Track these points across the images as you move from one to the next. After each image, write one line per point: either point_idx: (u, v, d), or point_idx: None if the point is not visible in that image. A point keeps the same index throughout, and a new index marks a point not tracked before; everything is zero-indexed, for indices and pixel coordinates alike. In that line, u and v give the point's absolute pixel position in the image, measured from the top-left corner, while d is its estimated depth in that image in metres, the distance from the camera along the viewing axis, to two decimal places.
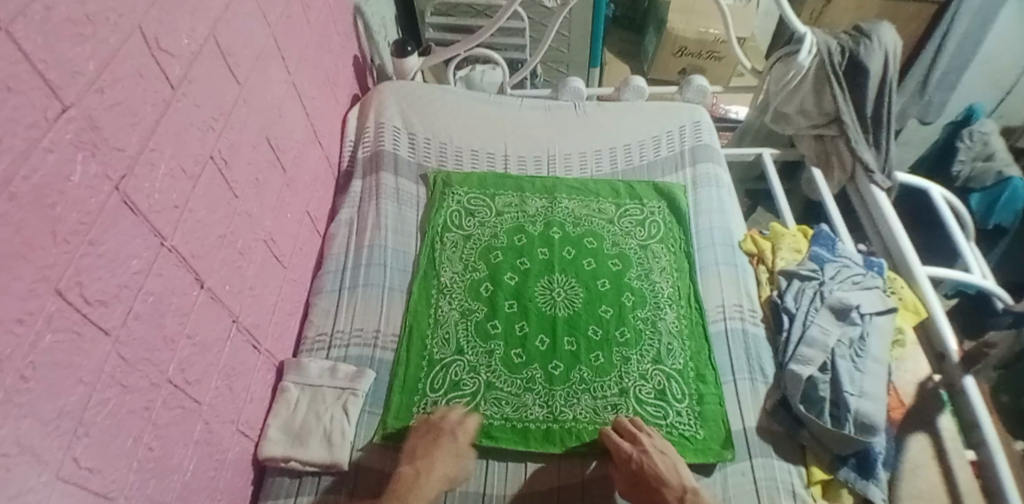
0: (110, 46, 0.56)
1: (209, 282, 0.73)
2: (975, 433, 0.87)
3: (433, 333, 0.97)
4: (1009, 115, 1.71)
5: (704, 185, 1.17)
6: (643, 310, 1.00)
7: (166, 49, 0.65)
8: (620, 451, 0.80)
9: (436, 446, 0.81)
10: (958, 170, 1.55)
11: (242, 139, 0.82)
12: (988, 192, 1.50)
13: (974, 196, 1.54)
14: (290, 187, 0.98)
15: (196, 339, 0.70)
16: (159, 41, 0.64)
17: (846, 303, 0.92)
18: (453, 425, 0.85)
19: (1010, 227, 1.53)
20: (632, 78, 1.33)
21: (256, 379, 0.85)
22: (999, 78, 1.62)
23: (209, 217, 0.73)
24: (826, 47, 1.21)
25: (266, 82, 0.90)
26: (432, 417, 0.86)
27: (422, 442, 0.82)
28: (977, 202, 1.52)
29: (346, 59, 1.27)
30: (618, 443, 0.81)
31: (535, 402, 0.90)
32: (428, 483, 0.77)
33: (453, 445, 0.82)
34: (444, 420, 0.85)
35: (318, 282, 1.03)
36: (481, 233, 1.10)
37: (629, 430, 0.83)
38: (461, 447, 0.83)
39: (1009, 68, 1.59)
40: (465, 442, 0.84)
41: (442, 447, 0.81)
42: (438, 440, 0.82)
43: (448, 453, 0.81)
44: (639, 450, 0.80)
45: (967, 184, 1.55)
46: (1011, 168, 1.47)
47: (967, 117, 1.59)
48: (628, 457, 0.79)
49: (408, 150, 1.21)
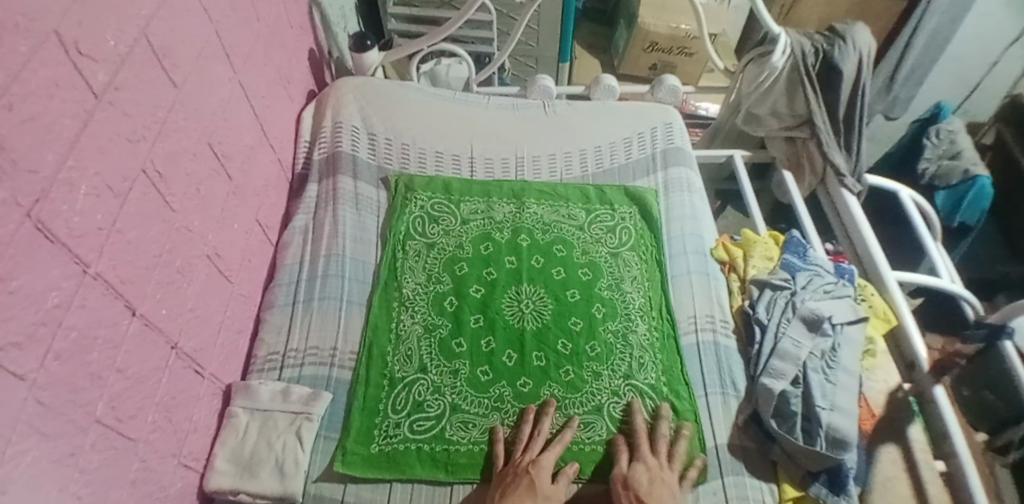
0: (21, 55, 0.48)
1: (142, 309, 0.66)
2: (944, 444, 0.88)
3: (395, 350, 0.92)
4: (975, 111, 1.76)
5: (675, 190, 1.14)
6: (614, 322, 0.97)
7: (88, 53, 0.57)
8: (640, 457, 0.80)
9: (512, 490, 0.75)
10: (923, 168, 1.56)
11: (180, 147, 0.75)
12: (954, 190, 1.51)
13: (939, 194, 1.54)
14: (237, 196, 0.90)
15: (129, 373, 0.63)
16: (80, 45, 0.56)
17: (819, 314, 0.90)
18: (533, 458, 0.80)
19: (974, 226, 1.54)
20: (603, 76, 1.28)
21: (200, 407, 0.78)
22: (965, 77, 1.65)
23: (142, 235, 0.66)
24: (800, 48, 1.19)
25: (208, 82, 0.82)
26: (516, 452, 0.82)
27: (502, 488, 0.77)
28: (943, 200, 1.53)
29: (300, 53, 1.19)
30: (646, 456, 0.80)
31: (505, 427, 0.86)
32: None
33: (531, 486, 0.75)
34: (527, 458, 0.80)
35: (269, 295, 0.97)
36: (445, 241, 1.05)
37: (664, 455, 0.81)
38: (540, 483, 0.76)
39: (973, 66, 1.61)
40: (544, 479, 0.77)
41: (517, 492, 0.75)
42: (516, 482, 0.76)
43: (526, 494, 0.74)
44: (652, 468, 0.79)
45: (932, 181, 1.55)
46: (976, 167, 1.49)
47: (935, 116, 1.61)
48: (639, 474, 0.77)
49: (369, 152, 1.14)
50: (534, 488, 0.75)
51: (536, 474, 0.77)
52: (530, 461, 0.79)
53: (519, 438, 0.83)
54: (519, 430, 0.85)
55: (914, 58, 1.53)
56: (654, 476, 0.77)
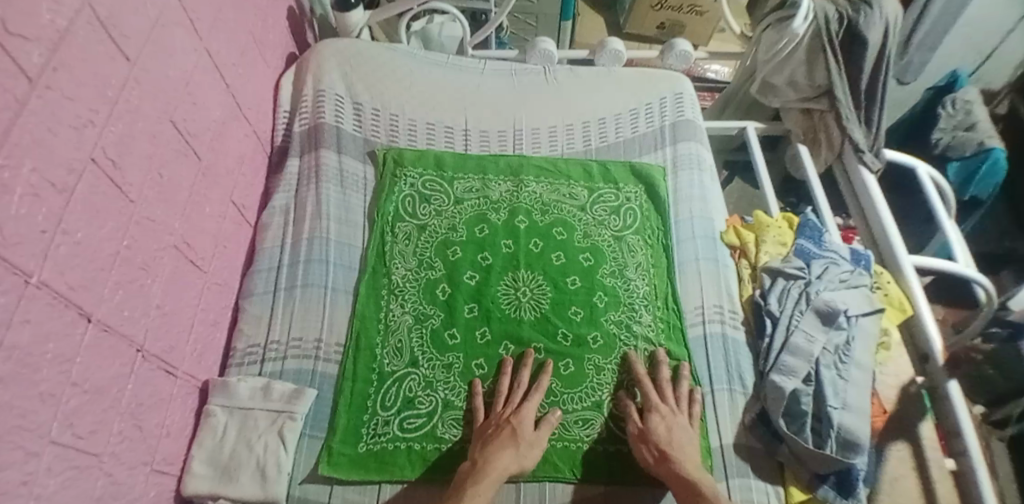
0: None
1: (99, 314, 0.59)
2: (956, 440, 0.85)
3: (384, 343, 0.86)
4: (988, 79, 1.64)
5: (684, 168, 1.06)
6: (616, 312, 0.91)
7: (19, 32, 0.48)
8: (651, 405, 0.80)
9: (493, 440, 0.75)
10: (936, 138, 1.48)
11: (137, 129, 0.66)
12: (967, 162, 1.44)
13: (952, 165, 1.48)
14: (207, 177, 0.82)
15: (85, 387, 0.57)
16: (8, 23, 0.47)
17: (834, 308, 0.85)
18: (515, 408, 0.79)
19: (985, 200, 1.49)
20: (609, 40, 1.17)
21: (173, 410, 0.73)
22: (982, 44, 1.52)
23: (95, 233, 0.59)
24: (823, 13, 1.09)
25: (167, 52, 0.72)
26: (497, 405, 0.81)
27: (483, 437, 0.77)
28: (955, 172, 1.47)
29: (277, 12, 1.07)
30: (657, 403, 0.80)
31: (482, 382, 0.84)
32: (485, 484, 0.70)
33: (513, 436, 0.75)
34: (507, 409, 0.80)
35: (248, 283, 0.90)
36: (437, 222, 0.98)
37: (673, 398, 0.81)
38: (521, 431, 0.76)
39: (990, 34, 1.49)
40: (526, 428, 0.77)
41: (500, 441, 0.74)
42: (498, 433, 0.76)
43: (509, 442, 0.74)
44: (666, 416, 0.79)
45: (945, 152, 1.48)
46: (991, 139, 1.41)
47: (949, 84, 1.50)
48: (655, 424, 0.78)
49: (354, 124, 1.05)
50: (516, 435, 0.75)
51: (517, 423, 0.77)
52: (514, 409, 0.79)
53: (498, 390, 0.82)
54: (497, 383, 0.84)
55: (932, 23, 1.41)
56: (669, 424, 0.78)
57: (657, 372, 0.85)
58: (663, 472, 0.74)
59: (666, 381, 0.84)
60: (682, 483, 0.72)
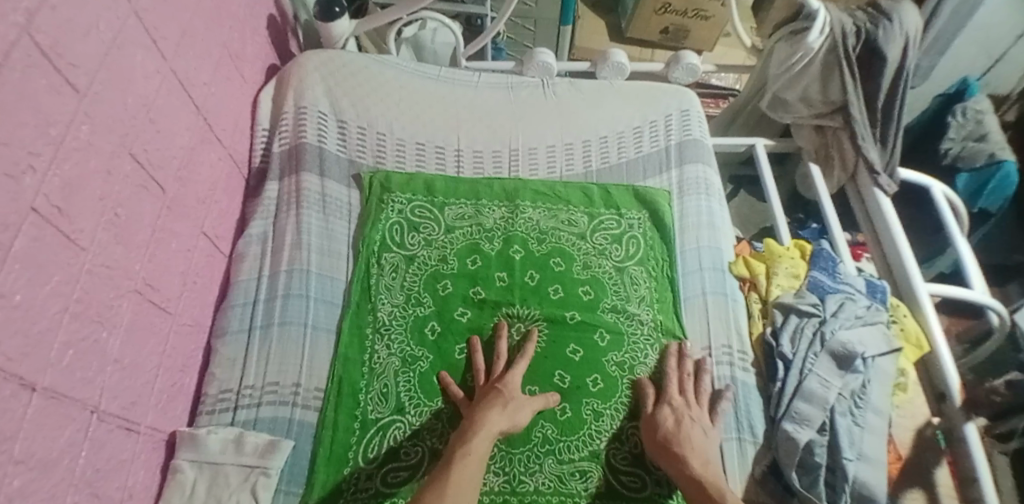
0: None
1: (44, 381, 0.52)
2: (971, 488, 0.79)
3: (368, 387, 0.80)
4: (995, 84, 1.51)
5: (691, 193, 1.00)
6: (619, 352, 0.85)
7: None
8: (665, 397, 0.80)
9: (490, 396, 0.76)
10: (946, 148, 1.36)
11: (88, 169, 0.59)
12: (977, 174, 1.32)
13: (960, 177, 1.35)
14: (173, 210, 0.75)
15: (30, 462, 0.50)
16: None
17: (851, 350, 0.78)
18: (501, 376, 0.79)
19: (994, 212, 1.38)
20: (611, 52, 1.10)
21: (135, 470, 0.67)
22: (990, 48, 1.39)
23: (39, 291, 0.52)
24: (840, 27, 1.02)
25: (124, 78, 0.65)
26: (479, 381, 0.80)
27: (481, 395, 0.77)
28: (965, 184, 1.35)
29: (255, 22, 1.00)
30: (672, 396, 0.79)
31: (454, 377, 0.82)
32: (479, 437, 0.70)
33: (505, 398, 0.75)
34: (493, 378, 0.80)
35: (221, 319, 0.84)
36: (426, 253, 0.92)
37: (691, 392, 0.80)
38: (510, 392, 0.77)
39: (1000, 38, 1.37)
40: (513, 389, 0.77)
41: (489, 401, 0.75)
42: (491, 398, 0.75)
43: (498, 402, 0.75)
44: (679, 409, 0.78)
45: (954, 163, 1.35)
46: (1003, 150, 1.29)
47: (959, 92, 1.40)
48: (664, 416, 0.77)
49: (338, 144, 0.98)
50: (505, 396, 0.76)
51: (503, 386, 0.77)
52: (500, 375, 0.79)
53: (475, 369, 0.81)
54: (471, 361, 0.83)
55: (939, 27, 1.29)
56: (679, 417, 0.76)
57: (680, 365, 0.83)
58: (664, 461, 0.73)
59: (689, 376, 0.82)
60: (684, 477, 0.69)
